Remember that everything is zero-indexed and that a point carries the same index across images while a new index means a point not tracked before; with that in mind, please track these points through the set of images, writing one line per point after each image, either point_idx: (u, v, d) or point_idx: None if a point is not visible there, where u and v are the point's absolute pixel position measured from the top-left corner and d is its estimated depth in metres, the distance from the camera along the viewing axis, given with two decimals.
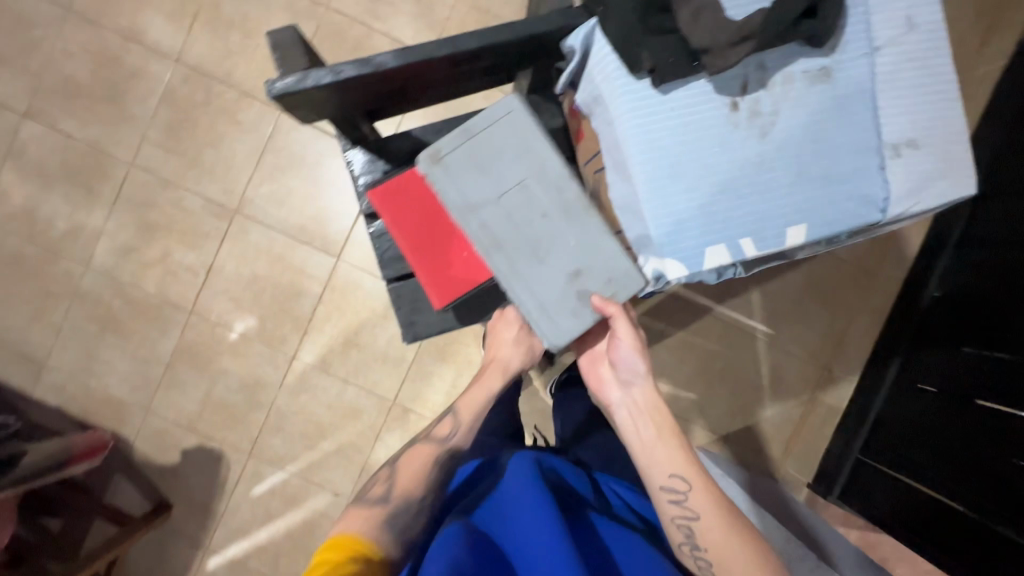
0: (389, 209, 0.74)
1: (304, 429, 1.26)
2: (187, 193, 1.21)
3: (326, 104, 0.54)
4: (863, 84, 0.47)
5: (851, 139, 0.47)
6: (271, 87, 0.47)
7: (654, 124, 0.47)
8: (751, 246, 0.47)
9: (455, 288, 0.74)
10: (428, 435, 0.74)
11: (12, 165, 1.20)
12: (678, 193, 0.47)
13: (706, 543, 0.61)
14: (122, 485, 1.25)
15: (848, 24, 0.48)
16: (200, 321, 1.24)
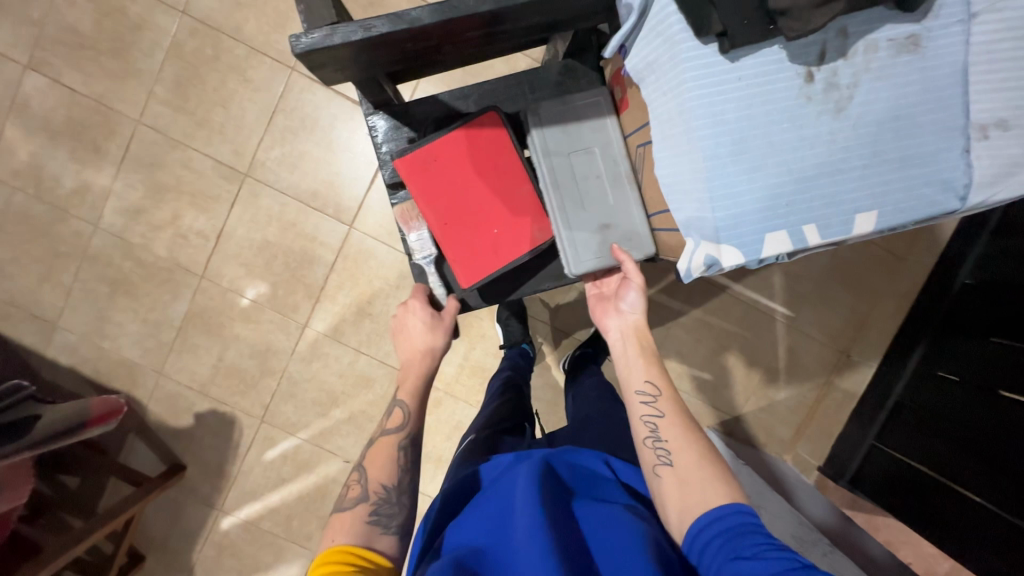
0: (417, 180, 0.70)
1: (316, 397, 1.26)
2: (197, 154, 1.17)
3: (353, 62, 0.50)
4: (955, 55, 0.43)
5: (936, 117, 0.43)
6: (297, 42, 0.43)
7: (720, 95, 0.43)
8: (815, 234, 0.44)
9: (483, 268, 0.72)
10: (382, 431, 0.68)
11: (17, 119, 1.16)
12: (738, 173, 0.44)
13: (668, 437, 0.58)
14: (137, 445, 1.26)
15: None
16: (211, 285, 1.22)
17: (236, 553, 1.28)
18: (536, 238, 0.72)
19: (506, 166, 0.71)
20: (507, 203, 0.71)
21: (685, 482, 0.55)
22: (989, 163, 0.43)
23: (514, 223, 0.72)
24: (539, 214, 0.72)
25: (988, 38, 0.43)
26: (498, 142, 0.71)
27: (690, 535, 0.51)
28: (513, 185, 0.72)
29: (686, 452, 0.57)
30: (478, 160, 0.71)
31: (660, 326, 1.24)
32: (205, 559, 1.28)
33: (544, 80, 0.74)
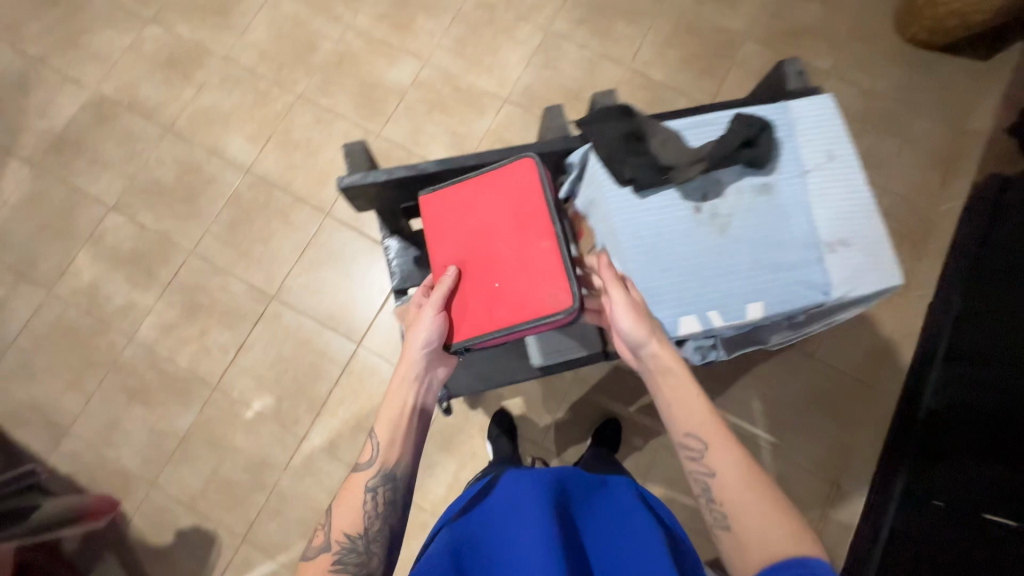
0: (433, 220, 0.71)
1: (303, 515, 1.24)
2: (234, 279, 1.36)
3: (378, 197, 0.69)
4: (800, 194, 0.60)
5: (792, 237, 0.59)
6: (342, 179, 0.63)
7: (636, 221, 0.61)
8: (717, 319, 0.59)
9: (474, 328, 0.67)
10: (354, 468, 0.68)
11: (89, 248, 1.37)
12: (654, 274, 0.60)
13: (704, 444, 0.59)
14: (109, 566, 1.22)
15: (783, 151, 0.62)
16: (222, 396, 1.30)
17: None
18: (545, 301, 0.63)
19: (531, 213, 0.66)
20: (517, 254, 0.66)
21: (727, 488, 0.57)
22: (838, 269, 0.58)
23: (519, 280, 0.65)
24: (553, 272, 0.64)
25: (820, 182, 0.61)
26: (526, 183, 0.67)
27: (745, 547, 0.53)
28: (532, 234, 0.66)
29: (721, 456, 0.58)
30: (498, 202, 0.68)
31: (648, 448, 1.27)
32: None
33: None
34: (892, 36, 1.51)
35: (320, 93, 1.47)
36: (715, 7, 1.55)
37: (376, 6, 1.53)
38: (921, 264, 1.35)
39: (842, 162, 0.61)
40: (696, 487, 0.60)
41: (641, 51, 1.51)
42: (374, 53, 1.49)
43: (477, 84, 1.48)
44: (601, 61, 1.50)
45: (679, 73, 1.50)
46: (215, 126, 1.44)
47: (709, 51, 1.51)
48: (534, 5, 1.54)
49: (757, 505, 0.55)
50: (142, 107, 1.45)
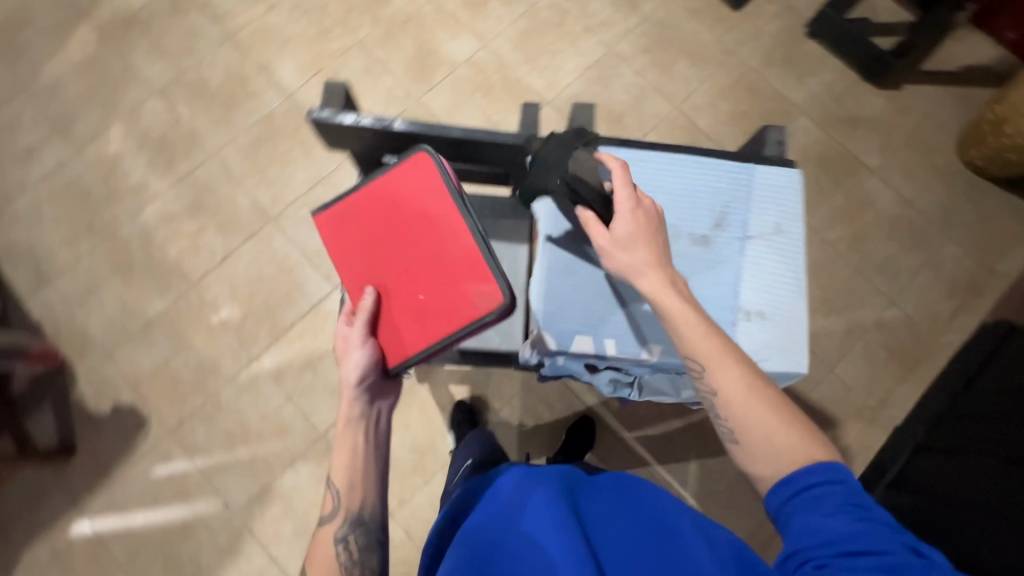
0: (336, 237, 0.74)
1: (231, 428, 1.29)
2: (242, 192, 1.41)
3: (347, 139, 0.72)
4: (731, 257, 0.72)
5: (712, 293, 0.70)
6: (311, 112, 0.66)
7: (571, 241, 0.76)
8: (612, 346, 0.74)
9: (410, 340, 0.71)
10: (320, 523, 0.66)
11: (124, 123, 1.44)
12: (570, 292, 0.75)
13: (704, 364, 0.60)
14: (43, 416, 1.27)
15: (731, 215, 0.73)
16: (195, 295, 1.35)
17: (67, 566, 1.22)
18: (476, 305, 0.68)
19: (435, 212, 0.70)
20: (438, 260, 0.70)
21: (730, 405, 0.59)
22: (743, 333, 0.69)
23: (442, 287, 0.69)
24: (476, 272, 0.69)
25: (755, 254, 0.72)
26: (425, 184, 0.71)
27: (749, 456, 0.57)
28: (452, 241, 0.70)
29: (723, 373, 0.59)
30: (398, 212, 0.72)
31: None
32: (35, 560, 1.22)
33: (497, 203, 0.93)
34: (950, 155, 1.47)
35: (377, 44, 1.51)
36: (781, 74, 1.53)
37: None
38: (902, 386, 1.33)
39: (781, 241, 0.72)
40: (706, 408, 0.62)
41: (693, 95, 1.51)
42: (440, 22, 1.53)
43: (526, 79, 1.50)
44: (652, 92, 1.50)
45: (724, 127, 1.49)
46: (272, 47, 1.50)
47: (760, 115, 1.50)
48: (605, 20, 1.55)
49: (766, 418, 0.57)
50: (213, 11, 1.51)
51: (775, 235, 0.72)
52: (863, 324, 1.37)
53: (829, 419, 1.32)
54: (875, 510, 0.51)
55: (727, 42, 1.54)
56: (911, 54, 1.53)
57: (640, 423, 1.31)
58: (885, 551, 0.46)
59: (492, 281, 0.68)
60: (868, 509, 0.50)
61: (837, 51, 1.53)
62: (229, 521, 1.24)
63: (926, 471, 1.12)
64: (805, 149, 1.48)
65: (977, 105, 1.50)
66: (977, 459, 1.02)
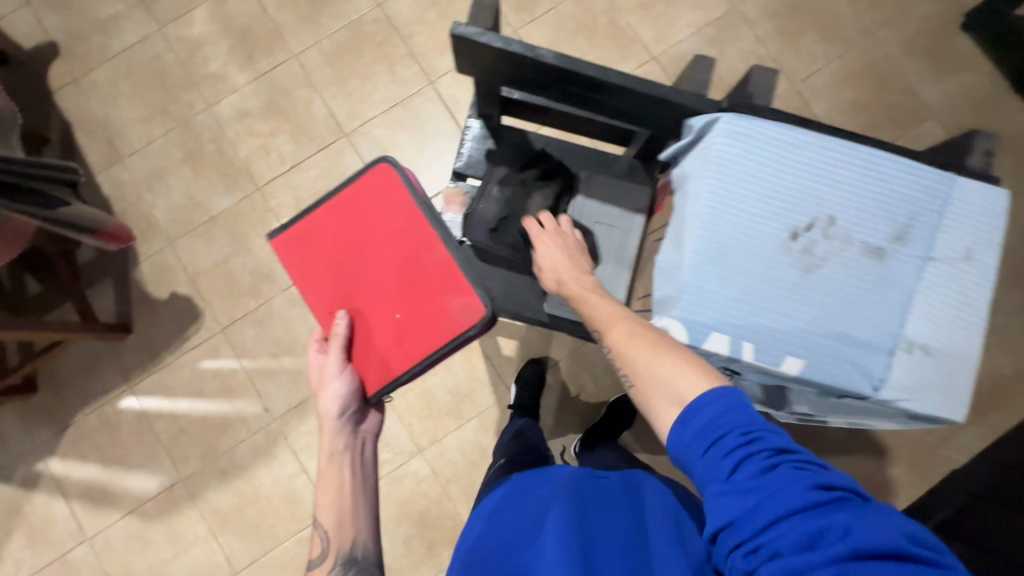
0: (295, 257, 0.73)
1: (279, 337, 1.30)
2: (319, 101, 1.35)
3: (482, 66, 0.63)
4: (907, 279, 0.60)
5: (876, 315, 0.59)
6: (455, 27, 0.57)
7: (725, 216, 0.60)
8: (751, 351, 0.58)
9: (390, 361, 0.71)
10: (309, 569, 0.64)
11: (209, 6, 1.38)
12: (713, 279, 0.59)
13: (600, 327, 0.64)
14: (105, 291, 1.30)
15: (916, 230, 0.60)
16: (260, 200, 1.33)
17: (114, 435, 1.29)
18: (455, 318, 0.69)
19: (402, 225, 0.71)
20: (410, 273, 0.70)
21: (631, 366, 0.57)
22: (903, 367, 0.58)
23: (418, 304, 0.70)
24: (446, 284, 0.69)
25: (938, 277, 0.60)
26: (387, 199, 0.72)
27: (657, 413, 0.53)
28: (421, 261, 0.70)
29: (620, 338, 0.60)
30: (369, 227, 0.72)
31: None
32: (85, 424, 1.29)
33: (613, 165, 0.85)
34: None
35: None
36: (920, 68, 1.36)
37: None
38: (969, 429, 1.25)
39: (972, 269, 0.60)
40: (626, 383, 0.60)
41: (815, 76, 1.35)
42: None
43: (636, 26, 1.37)
44: (770, 65, 1.36)
45: (842, 118, 1.34)
46: None
47: (885, 110, 1.35)
48: None
49: (658, 359, 0.55)
50: None
51: (961, 262, 0.60)
52: None
53: (881, 446, 1.26)
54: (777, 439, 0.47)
55: (867, 20, 1.37)
56: None
57: None
58: (800, 493, 0.43)
59: (465, 291, 0.69)
60: (765, 439, 0.47)
61: (992, 52, 1.34)
62: (266, 424, 1.28)
63: (977, 520, 1.06)
64: None
65: None
66: None
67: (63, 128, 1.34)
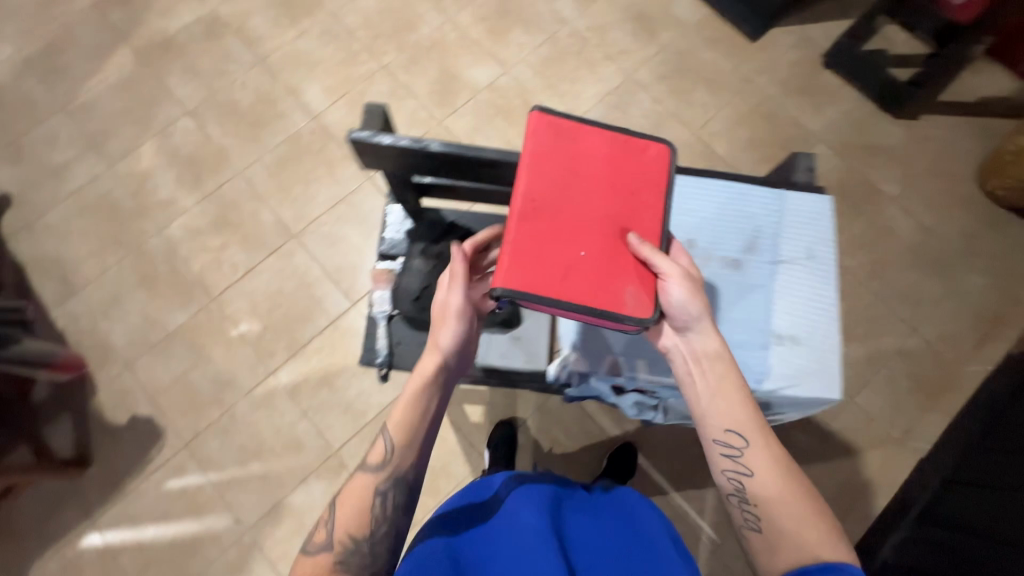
0: (545, 139, 0.69)
1: (245, 443, 1.29)
2: (266, 209, 1.44)
3: (389, 161, 0.70)
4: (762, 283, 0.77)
5: (742, 317, 0.76)
6: (353, 133, 0.65)
7: None
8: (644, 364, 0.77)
9: (547, 288, 0.64)
10: (361, 467, 0.66)
11: (156, 141, 1.49)
12: None
13: (747, 442, 0.64)
14: (62, 425, 1.28)
15: (764, 244, 0.78)
16: (216, 309, 1.37)
17: None
18: (624, 296, 0.66)
19: (642, 194, 0.69)
20: (615, 232, 0.68)
21: (765, 488, 0.63)
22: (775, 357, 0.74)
23: (606, 258, 0.67)
24: (637, 267, 0.67)
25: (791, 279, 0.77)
26: (647, 176, 0.70)
27: (777, 549, 0.59)
28: (631, 218, 0.68)
29: (759, 454, 0.64)
30: (617, 177, 0.70)
31: None
32: (45, 572, 1.21)
33: None
34: (970, 183, 1.47)
35: (402, 69, 1.55)
36: (799, 103, 1.54)
37: (481, 8, 1.61)
38: (926, 417, 1.30)
39: (816, 264, 0.78)
40: (727, 488, 0.66)
41: (711, 122, 1.53)
42: (464, 49, 1.57)
43: (547, 104, 1.53)
44: (669, 119, 1.53)
45: (742, 154, 1.50)
46: (300, 70, 1.55)
47: (777, 142, 1.51)
48: (625, 49, 1.58)
49: (800, 514, 0.60)
50: (246, 36, 1.57)
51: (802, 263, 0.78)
52: (885, 352, 1.35)
53: (851, 449, 1.29)
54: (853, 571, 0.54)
55: (744, 71, 1.57)
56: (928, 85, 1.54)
57: (657, 447, 1.30)
58: None
59: (648, 285, 0.68)
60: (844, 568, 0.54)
61: (855, 81, 1.54)
62: (239, 537, 1.23)
63: (963, 506, 1.07)
64: (823, 177, 1.48)
65: (998, 134, 1.50)
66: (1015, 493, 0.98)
67: (16, 271, 1.38)
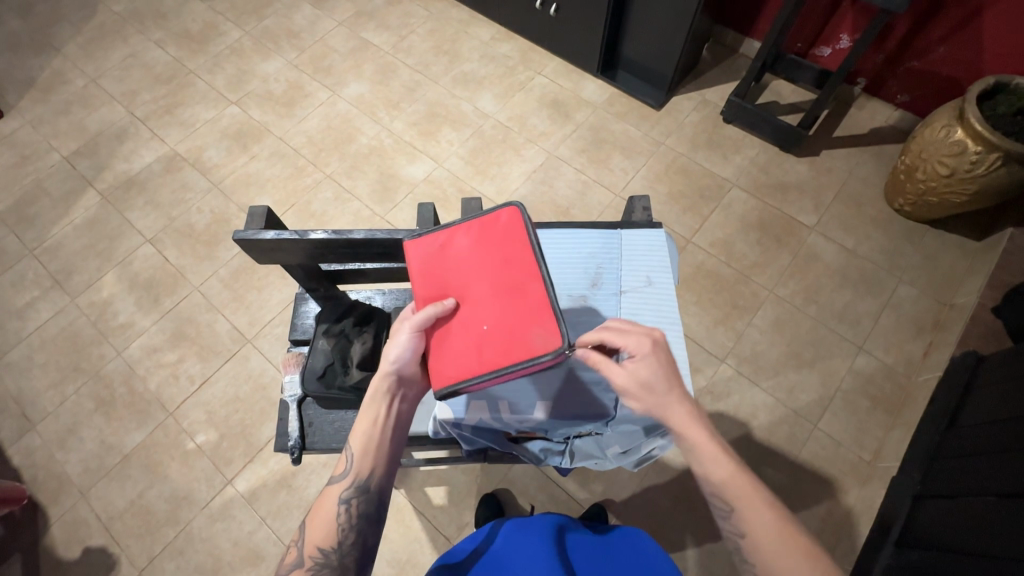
0: (418, 260, 0.65)
1: (202, 562, 1.23)
2: (222, 319, 1.50)
3: (280, 255, 0.74)
4: (611, 311, 0.74)
5: None
6: (237, 234, 0.70)
7: None
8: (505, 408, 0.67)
9: (460, 371, 0.59)
10: (328, 480, 0.63)
11: (117, 270, 1.58)
12: None
13: (730, 505, 0.59)
14: (11, 569, 1.23)
15: (609, 275, 0.77)
16: (172, 423, 1.38)
17: None
18: (533, 344, 0.56)
19: (509, 251, 0.62)
20: (508, 292, 0.60)
21: (758, 547, 0.57)
22: None
23: (510, 321, 0.59)
24: (542, 313, 0.58)
25: (633, 304, 0.75)
26: (514, 236, 0.62)
27: None
28: (518, 278, 0.60)
29: (749, 517, 0.58)
30: (487, 249, 0.63)
31: None
32: None
33: None
34: (881, 205, 1.57)
35: (344, 175, 1.70)
36: (708, 156, 1.68)
37: (412, 115, 1.80)
38: (892, 433, 1.28)
39: (655, 290, 0.76)
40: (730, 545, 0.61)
41: (631, 183, 1.65)
42: (400, 151, 1.73)
43: (480, 187, 1.66)
44: (593, 185, 1.65)
45: (666, 206, 1.61)
46: (252, 188, 1.69)
47: (695, 192, 1.63)
48: (544, 131, 1.75)
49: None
50: (203, 166, 1.73)
51: (648, 288, 0.76)
52: (837, 373, 1.36)
53: (824, 479, 1.26)
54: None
55: (654, 135, 1.73)
56: (820, 126, 1.71)
57: (628, 505, 1.25)
58: None
59: (551, 322, 0.57)
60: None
61: (753, 131, 1.70)
62: None
63: (931, 520, 1.03)
64: (743, 217, 1.58)
65: (892, 158, 1.64)
66: (971, 500, 0.96)
67: None
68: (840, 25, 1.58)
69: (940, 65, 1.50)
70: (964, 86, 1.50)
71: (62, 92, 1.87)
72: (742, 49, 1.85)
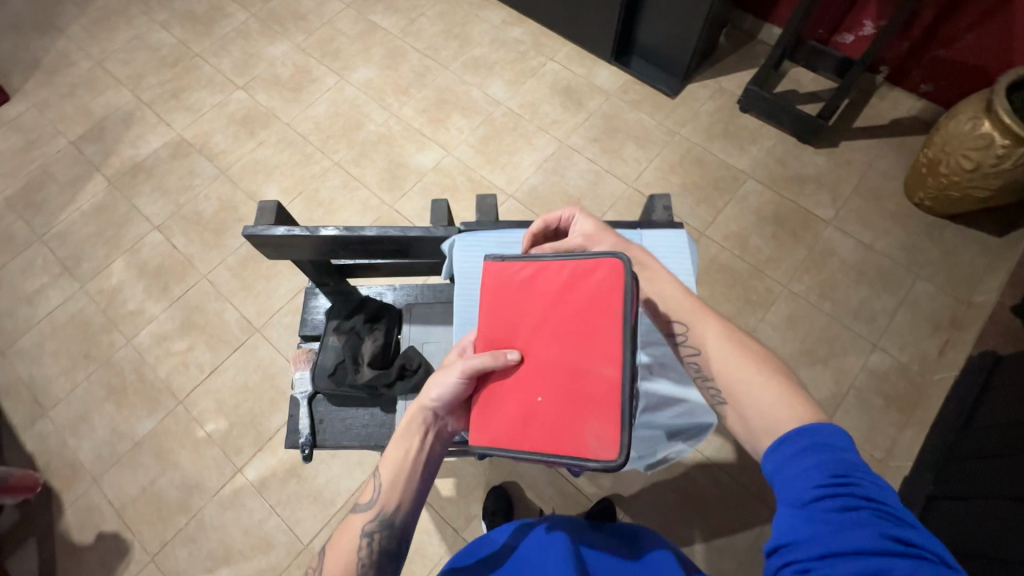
0: (493, 286, 0.62)
1: (213, 549, 1.25)
2: (230, 307, 1.50)
3: (290, 251, 0.73)
4: None
5: None
6: (247, 230, 0.68)
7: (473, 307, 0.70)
8: None
9: (501, 441, 0.56)
10: (352, 509, 0.63)
11: (126, 257, 1.57)
12: None
13: (687, 323, 0.61)
14: (26, 553, 1.25)
15: None
16: (183, 412, 1.38)
17: None
18: (585, 443, 0.51)
19: (594, 322, 0.55)
20: (575, 369, 0.54)
21: (716, 360, 0.57)
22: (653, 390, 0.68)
23: (567, 399, 0.54)
24: (604, 405, 0.52)
25: None
26: (606, 302, 0.55)
27: (740, 405, 0.54)
28: (591, 356, 0.54)
29: (705, 334, 0.59)
30: (572, 309, 0.57)
31: None
32: None
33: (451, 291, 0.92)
34: (900, 198, 1.53)
35: (352, 163, 1.67)
36: (723, 146, 1.65)
37: (421, 101, 1.77)
38: (905, 432, 1.27)
39: None
40: (692, 374, 0.60)
41: (644, 173, 1.62)
42: (408, 139, 1.70)
43: (490, 177, 1.64)
44: (605, 175, 1.62)
45: (679, 197, 1.58)
46: (259, 176, 1.67)
47: (710, 183, 1.59)
48: (556, 119, 1.71)
49: (750, 375, 0.54)
50: (210, 152, 1.71)
51: None
52: (850, 371, 1.34)
53: None
54: (870, 484, 0.44)
55: (668, 124, 1.69)
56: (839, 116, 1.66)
57: (637, 500, 1.25)
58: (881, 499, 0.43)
59: (613, 422, 0.51)
60: (860, 482, 0.44)
61: (770, 121, 1.66)
62: None
63: (944, 520, 1.02)
64: (759, 209, 1.55)
65: (913, 150, 1.59)
66: (986, 502, 0.95)
67: None
68: (864, 11, 1.53)
69: (967, 53, 1.45)
70: (992, 76, 1.46)
71: (67, 75, 1.85)
72: (761, 36, 1.79)
